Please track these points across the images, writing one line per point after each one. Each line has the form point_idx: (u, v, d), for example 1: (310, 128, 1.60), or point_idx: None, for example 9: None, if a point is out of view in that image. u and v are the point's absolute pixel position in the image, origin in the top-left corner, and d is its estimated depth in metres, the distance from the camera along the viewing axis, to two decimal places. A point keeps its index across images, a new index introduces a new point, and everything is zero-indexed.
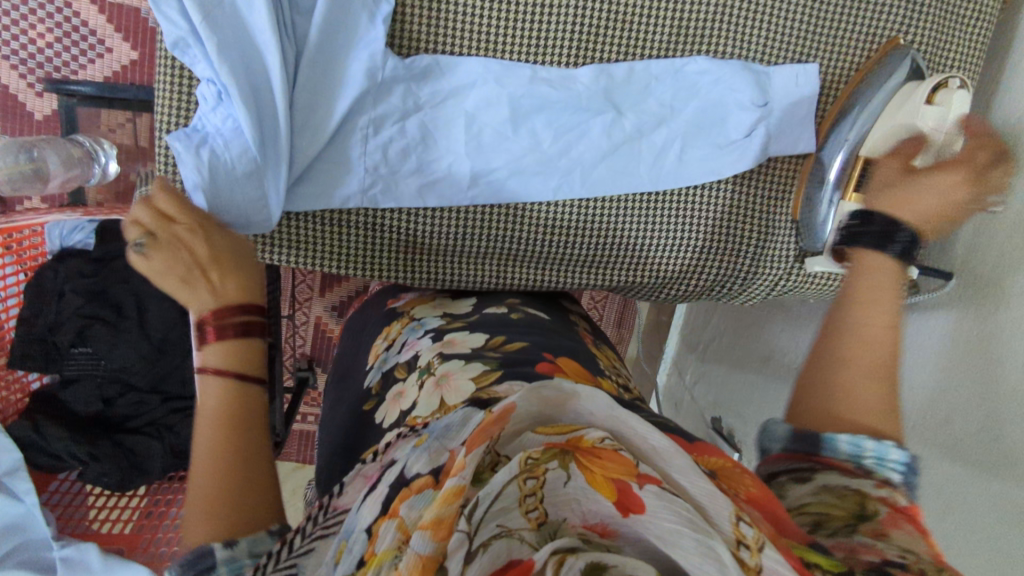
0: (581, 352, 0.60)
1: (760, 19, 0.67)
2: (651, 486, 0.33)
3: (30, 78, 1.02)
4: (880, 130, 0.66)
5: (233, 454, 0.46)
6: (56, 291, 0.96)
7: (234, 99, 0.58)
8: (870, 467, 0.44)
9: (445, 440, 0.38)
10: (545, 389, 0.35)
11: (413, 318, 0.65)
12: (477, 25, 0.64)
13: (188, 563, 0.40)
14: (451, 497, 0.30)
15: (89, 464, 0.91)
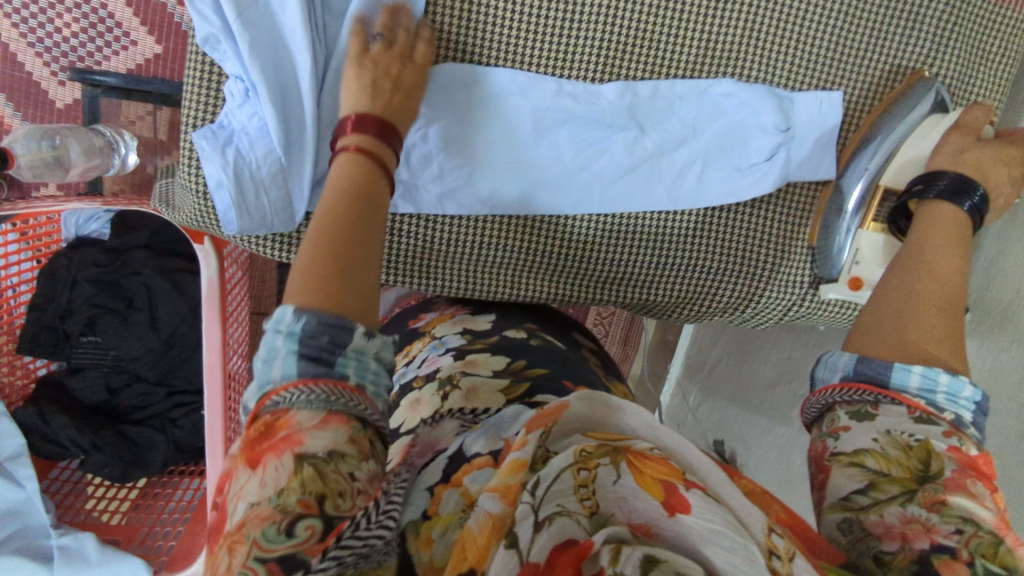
0: (595, 383, 0.64)
1: (786, 44, 0.67)
2: (695, 490, 0.37)
3: (55, 66, 1.03)
4: (903, 158, 0.66)
5: (344, 246, 0.45)
6: (69, 280, 0.96)
7: (263, 97, 0.58)
8: (941, 403, 0.47)
9: (500, 431, 0.47)
10: (596, 397, 0.43)
11: (435, 335, 0.68)
12: (505, 36, 0.65)
13: (324, 335, 0.40)
14: (518, 467, 0.38)
15: (92, 454, 0.92)
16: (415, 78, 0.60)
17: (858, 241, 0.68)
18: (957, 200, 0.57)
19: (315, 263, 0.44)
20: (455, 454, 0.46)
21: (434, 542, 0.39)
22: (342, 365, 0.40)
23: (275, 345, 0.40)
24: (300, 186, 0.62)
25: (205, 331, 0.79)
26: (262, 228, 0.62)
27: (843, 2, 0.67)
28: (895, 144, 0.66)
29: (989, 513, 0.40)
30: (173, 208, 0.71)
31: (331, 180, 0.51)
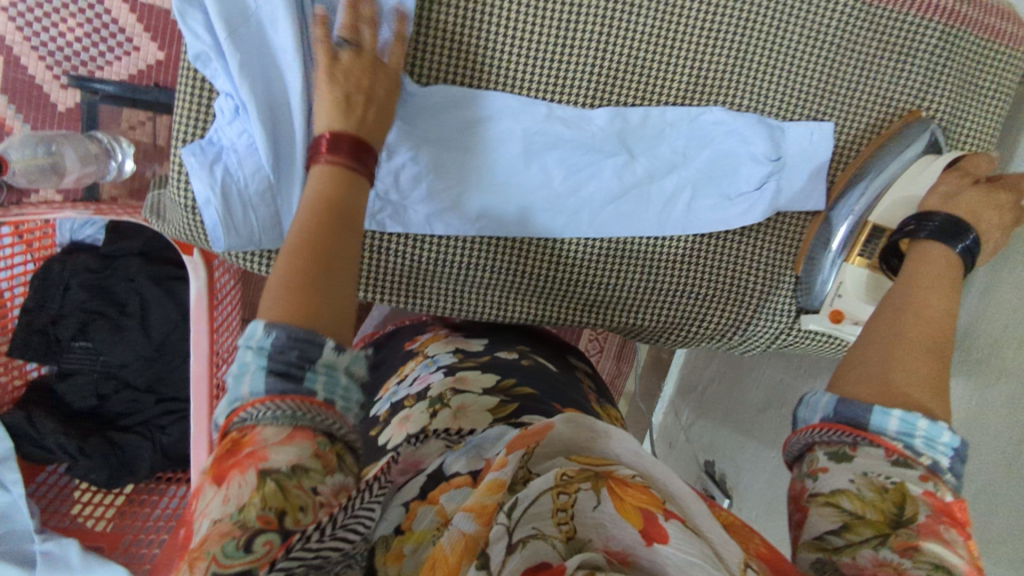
0: (586, 407, 0.64)
1: (779, 74, 0.68)
2: (674, 520, 0.36)
3: (57, 70, 1.04)
4: (891, 199, 0.66)
5: (317, 259, 0.45)
6: (62, 283, 0.96)
7: (252, 116, 0.59)
8: (918, 449, 0.45)
9: (482, 450, 0.48)
10: (584, 420, 0.42)
11: (428, 354, 0.69)
12: (499, 59, 0.65)
13: (291, 360, 0.40)
14: (495, 488, 0.38)
15: (79, 460, 0.92)
16: (386, 86, 0.58)
17: (843, 275, 0.68)
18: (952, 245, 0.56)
19: (290, 273, 0.44)
20: (436, 472, 0.47)
21: (404, 557, 0.40)
22: (310, 381, 0.40)
23: (249, 362, 0.41)
24: (288, 204, 0.62)
25: (191, 340, 0.79)
26: (250, 245, 0.63)
27: (838, 34, 0.67)
28: (885, 182, 0.67)
29: (964, 562, 0.39)
30: (163, 220, 0.72)
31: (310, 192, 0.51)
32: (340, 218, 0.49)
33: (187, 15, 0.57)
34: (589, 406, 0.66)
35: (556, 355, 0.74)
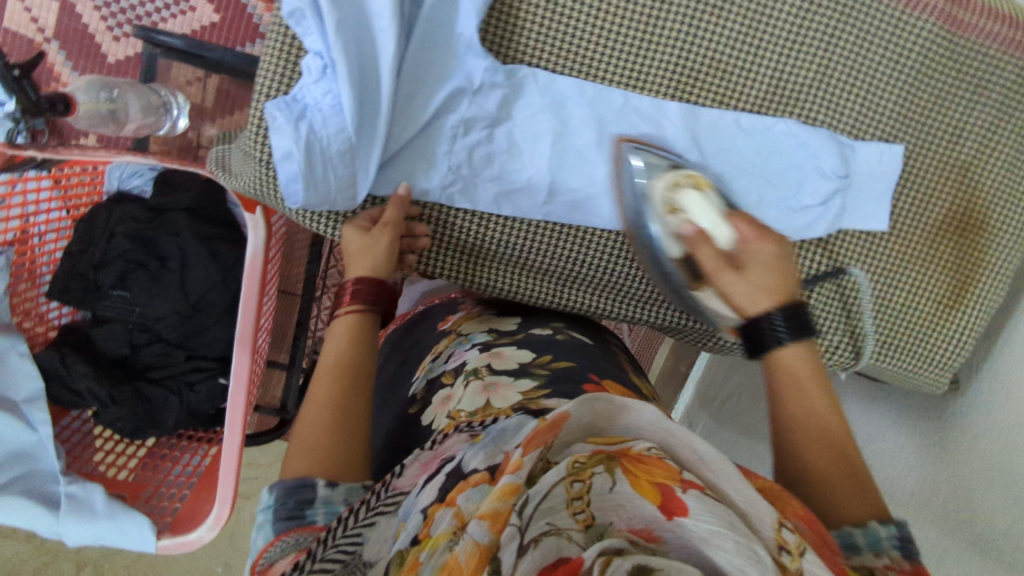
0: (617, 373, 0.65)
1: (855, 93, 0.68)
2: (692, 491, 0.39)
3: (110, 21, 1.04)
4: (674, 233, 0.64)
5: (323, 419, 0.55)
6: (106, 233, 0.96)
7: (341, 76, 0.59)
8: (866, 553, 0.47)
9: (501, 443, 0.45)
10: (599, 400, 0.41)
11: (462, 334, 0.71)
12: (581, 50, 0.65)
13: (293, 496, 0.50)
14: (508, 493, 0.36)
15: (107, 407, 0.93)
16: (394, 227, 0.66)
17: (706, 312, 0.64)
18: (777, 340, 0.55)
19: (303, 443, 0.54)
20: (455, 470, 0.44)
21: (421, 564, 0.38)
22: (312, 514, 0.50)
23: (260, 517, 0.51)
24: (366, 166, 0.63)
25: (241, 300, 0.79)
26: (326, 207, 0.63)
27: (918, 59, 0.67)
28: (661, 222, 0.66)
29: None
30: (229, 174, 0.73)
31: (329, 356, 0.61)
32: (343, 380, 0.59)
33: None
34: (626, 377, 0.67)
35: (600, 336, 0.75)
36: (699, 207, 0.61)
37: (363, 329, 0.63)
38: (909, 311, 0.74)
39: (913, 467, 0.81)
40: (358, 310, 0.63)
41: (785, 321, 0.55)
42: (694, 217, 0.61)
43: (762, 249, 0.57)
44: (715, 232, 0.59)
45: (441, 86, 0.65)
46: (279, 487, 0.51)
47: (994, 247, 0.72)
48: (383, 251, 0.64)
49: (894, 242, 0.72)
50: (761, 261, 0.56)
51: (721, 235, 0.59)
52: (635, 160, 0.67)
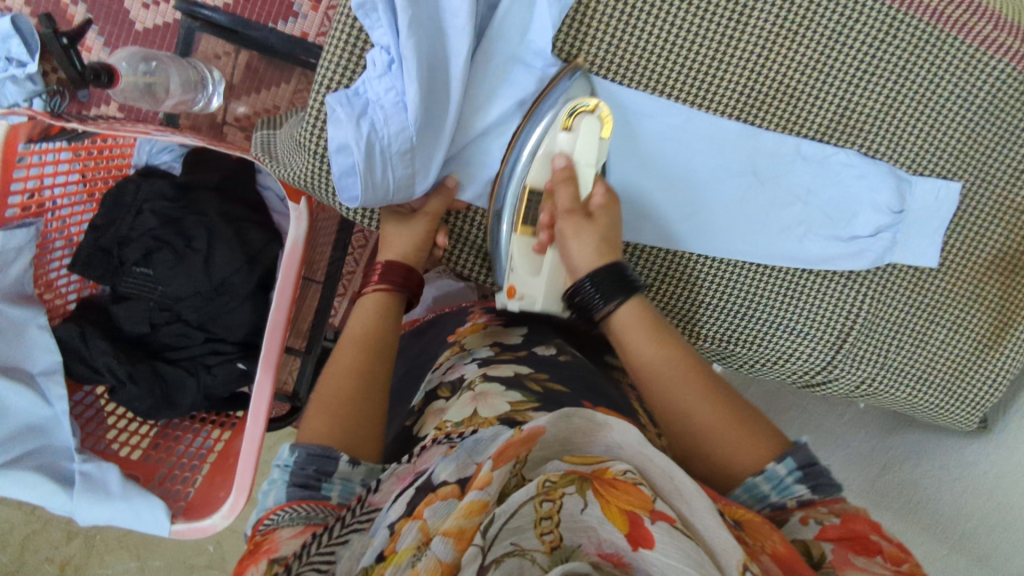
0: (618, 401, 0.62)
1: (919, 128, 0.68)
2: (661, 523, 0.36)
3: None
4: (546, 166, 0.63)
5: (365, 401, 0.54)
6: (134, 208, 0.95)
7: (409, 72, 0.57)
8: (778, 500, 0.51)
9: (474, 453, 0.43)
10: (574, 415, 0.42)
11: (464, 347, 0.70)
12: (650, 64, 0.64)
13: (316, 456, 0.48)
14: (475, 509, 0.35)
15: (126, 386, 0.91)
16: (428, 227, 0.64)
17: (511, 248, 0.64)
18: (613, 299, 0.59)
19: (320, 415, 0.52)
20: (424, 483, 0.41)
21: None
22: (326, 488, 0.48)
23: (276, 474, 0.49)
24: (426, 167, 0.61)
25: (275, 291, 0.78)
26: (382, 203, 0.61)
27: (985, 100, 0.67)
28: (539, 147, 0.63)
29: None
30: (273, 160, 0.71)
31: (359, 319, 0.60)
32: (376, 357, 0.58)
33: None
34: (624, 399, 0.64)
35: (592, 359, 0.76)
36: (586, 144, 0.61)
37: (394, 308, 0.62)
38: (951, 347, 0.73)
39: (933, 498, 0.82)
40: (388, 291, 0.62)
41: (597, 278, 0.59)
42: (579, 154, 0.62)
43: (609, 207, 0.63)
44: (582, 175, 0.62)
45: (504, 91, 0.63)
46: (302, 445, 0.49)
47: None
48: (422, 238, 0.64)
49: (945, 277, 0.72)
50: (609, 220, 0.62)
51: (587, 180, 0.62)
52: (576, 83, 0.63)
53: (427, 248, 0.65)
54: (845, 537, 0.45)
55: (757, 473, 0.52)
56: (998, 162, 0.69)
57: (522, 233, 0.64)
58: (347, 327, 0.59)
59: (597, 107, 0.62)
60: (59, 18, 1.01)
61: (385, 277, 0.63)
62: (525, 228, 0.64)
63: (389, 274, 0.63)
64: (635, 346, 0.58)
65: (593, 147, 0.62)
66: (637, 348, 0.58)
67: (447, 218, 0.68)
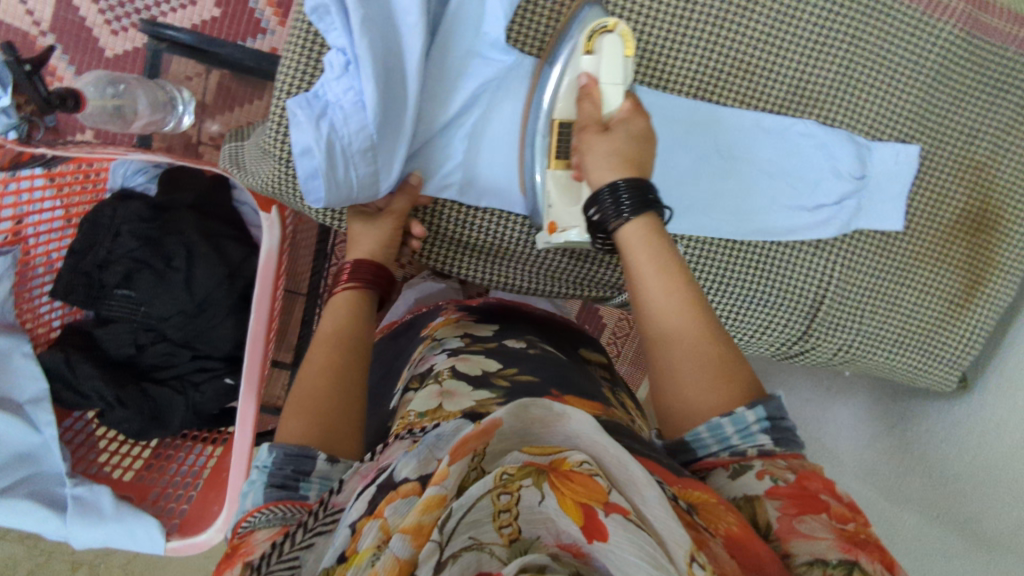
0: (587, 386, 0.64)
1: (875, 94, 0.69)
2: (616, 515, 0.35)
3: (110, 15, 1.03)
4: (570, 91, 0.61)
5: (339, 399, 0.55)
6: (111, 231, 0.95)
7: (365, 72, 0.58)
8: (738, 445, 0.48)
9: (434, 450, 0.43)
10: (531, 406, 0.41)
11: (436, 338, 0.73)
12: None
13: (294, 456, 0.49)
14: (433, 505, 0.36)
15: (114, 409, 0.91)
16: (392, 228, 0.65)
17: (549, 184, 0.63)
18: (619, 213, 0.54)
19: (299, 410, 0.53)
20: (386, 480, 0.42)
21: None
22: (304, 489, 0.48)
23: (254, 475, 0.49)
24: (389, 164, 0.62)
25: (253, 301, 0.78)
26: (347, 202, 0.62)
27: (939, 61, 0.68)
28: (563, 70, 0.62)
29: (827, 542, 0.40)
30: (243, 172, 0.72)
31: (333, 319, 0.61)
32: (350, 350, 0.59)
33: None
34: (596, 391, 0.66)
35: (570, 351, 0.76)
36: (610, 64, 0.59)
37: (367, 306, 0.63)
38: (924, 309, 0.74)
39: (912, 463, 0.84)
40: (358, 288, 0.63)
41: (628, 191, 0.54)
42: (601, 75, 0.59)
43: (635, 129, 0.57)
44: (605, 93, 0.59)
45: (463, 84, 0.64)
46: (280, 445, 0.50)
47: (1006, 249, 0.73)
48: (388, 237, 0.65)
49: (911, 238, 0.73)
50: (629, 133, 0.57)
51: (612, 98, 0.59)
52: (592, 11, 0.61)
53: (396, 246, 0.66)
54: (794, 496, 0.44)
55: (725, 414, 0.49)
56: (955, 122, 0.70)
57: (556, 167, 0.62)
58: (320, 325, 0.60)
59: (615, 26, 0.59)
60: (28, 50, 1.02)
61: (355, 276, 0.63)
62: (558, 160, 0.62)
63: (359, 272, 0.63)
64: (638, 277, 0.54)
65: (613, 61, 0.59)
66: (639, 276, 0.54)
67: (418, 214, 0.68)
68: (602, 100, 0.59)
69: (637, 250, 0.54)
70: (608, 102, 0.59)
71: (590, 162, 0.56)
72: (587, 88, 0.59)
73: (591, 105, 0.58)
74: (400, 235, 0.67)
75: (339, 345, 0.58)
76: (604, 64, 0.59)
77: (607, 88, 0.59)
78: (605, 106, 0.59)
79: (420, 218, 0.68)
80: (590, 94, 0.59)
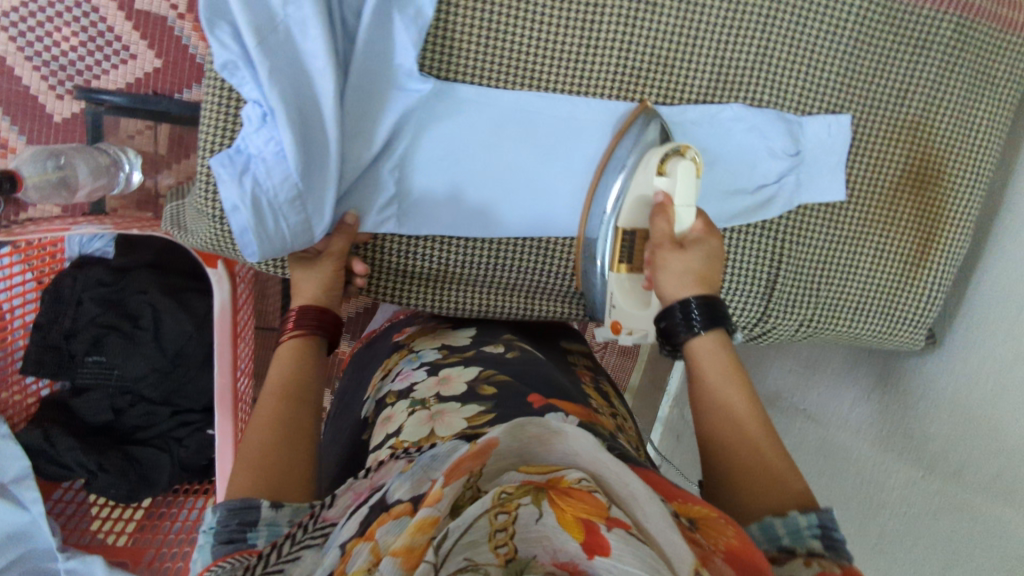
0: (571, 388, 0.63)
1: (800, 71, 0.69)
2: (618, 530, 0.35)
3: (53, 81, 1.01)
4: (635, 206, 0.66)
5: (288, 447, 0.54)
6: (74, 300, 0.95)
7: (281, 122, 0.58)
8: (789, 546, 0.45)
9: (429, 470, 0.42)
10: (527, 425, 0.41)
11: (412, 349, 0.70)
12: (522, 63, 0.65)
13: (236, 510, 0.48)
14: (426, 526, 0.34)
15: (98, 475, 0.91)
16: (331, 269, 0.65)
17: (613, 286, 0.67)
18: (690, 328, 0.57)
19: (254, 458, 0.53)
20: (377, 501, 0.41)
21: None
22: (252, 537, 0.47)
23: (204, 538, 0.48)
24: (321, 210, 0.62)
25: (215, 354, 0.78)
26: (280, 253, 0.62)
27: (857, 29, 0.68)
28: (625, 188, 0.67)
29: None
30: (185, 232, 0.71)
31: (281, 363, 0.60)
32: (294, 394, 0.58)
33: (215, 27, 0.57)
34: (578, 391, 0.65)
35: (551, 347, 0.74)
36: (684, 187, 0.62)
37: (313, 350, 0.62)
38: (879, 273, 0.74)
39: (896, 422, 0.84)
40: (303, 336, 0.62)
41: (699, 309, 0.57)
42: (676, 195, 0.62)
43: (706, 245, 0.61)
44: (678, 214, 0.62)
45: (384, 117, 0.63)
46: (219, 504, 0.49)
47: (952, 201, 0.73)
48: (328, 281, 0.65)
49: (855, 205, 0.73)
50: (703, 252, 0.60)
51: (684, 218, 0.62)
52: (650, 132, 0.67)
53: (338, 287, 0.66)
54: None
55: (776, 516, 0.48)
56: (881, 85, 0.70)
57: (621, 271, 0.67)
58: (271, 369, 0.60)
59: (686, 151, 0.64)
60: None
61: (299, 320, 0.63)
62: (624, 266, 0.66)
63: (304, 316, 0.63)
64: (702, 380, 0.57)
65: (680, 186, 0.62)
66: (702, 378, 0.57)
67: (360, 252, 0.69)
68: (676, 219, 0.62)
69: (708, 357, 0.57)
70: (679, 222, 0.62)
71: (665, 280, 0.60)
72: (658, 208, 0.63)
73: (663, 222, 0.61)
74: (343, 275, 0.67)
75: (287, 391, 0.58)
76: (675, 186, 0.62)
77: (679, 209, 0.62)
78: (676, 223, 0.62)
79: (363, 256, 0.69)
80: (663, 213, 0.62)
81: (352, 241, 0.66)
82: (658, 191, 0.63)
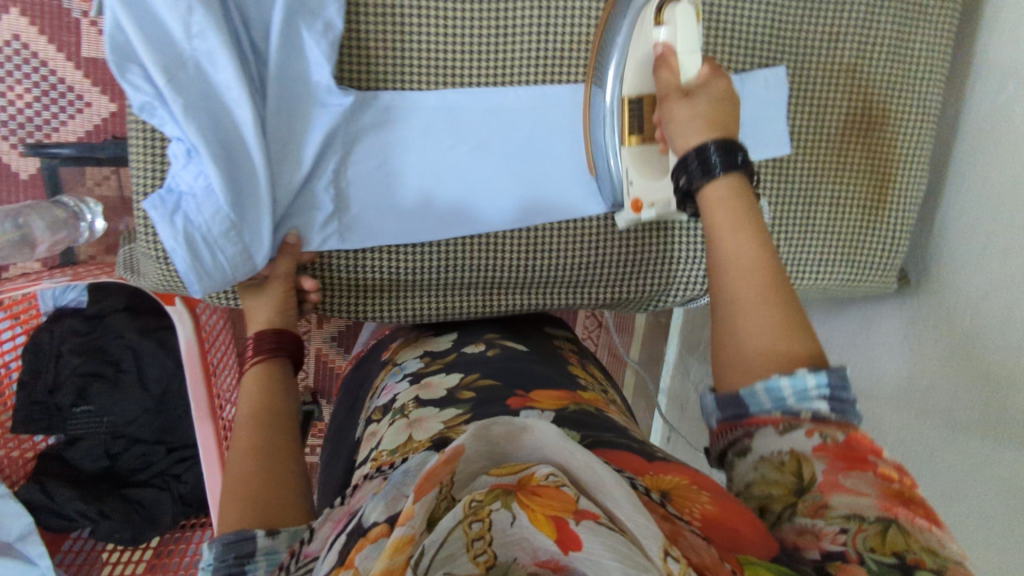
0: (553, 376, 0.62)
1: (729, 28, 0.68)
2: (588, 523, 0.31)
3: (13, 139, 1.00)
4: (635, 66, 0.64)
5: (263, 471, 0.53)
6: (53, 353, 0.95)
7: (204, 155, 0.58)
8: (794, 406, 0.45)
9: (401, 487, 0.38)
10: (493, 426, 0.34)
11: (396, 362, 0.69)
12: (443, 62, 0.66)
13: (232, 543, 0.46)
14: (403, 545, 0.29)
15: (101, 522, 0.92)
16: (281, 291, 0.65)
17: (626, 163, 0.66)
18: (708, 172, 0.54)
19: (232, 488, 0.52)
20: (354, 529, 0.36)
21: None
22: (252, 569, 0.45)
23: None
24: (259, 237, 0.61)
25: (189, 389, 0.78)
26: (221, 284, 0.61)
27: None
28: (621, 55, 0.65)
29: (869, 499, 0.39)
30: (139, 275, 0.71)
31: (247, 392, 0.60)
32: (268, 419, 0.58)
33: (126, 71, 0.56)
34: (564, 377, 0.63)
35: (531, 335, 0.73)
36: (685, 30, 0.60)
37: (279, 376, 0.62)
38: (839, 221, 0.73)
39: (884, 366, 0.82)
40: (264, 361, 0.62)
41: (715, 148, 0.54)
42: (678, 43, 0.60)
43: (720, 89, 0.58)
44: (683, 62, 0.60)
45: (311, 135, 0.63)
46: (214, 540, 0.46)
47: (900, 139, 0.72)
48: (280, 304, 0.65)
49: (807, 155, 0.71)
50: (710, 96, 0.57)
51: (691, 63, 0.60)
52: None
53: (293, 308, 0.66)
54: (843, 455, 0.42)
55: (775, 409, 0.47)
56: (810, 31, 0.69)
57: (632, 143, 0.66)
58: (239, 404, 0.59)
59: None
60: None
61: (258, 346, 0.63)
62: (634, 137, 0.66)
63: (264, 339, 0.63)
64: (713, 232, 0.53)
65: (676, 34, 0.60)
66: (713, 227, 0.53)
67: (311, 272, 0.68)
68: (680, 69, 0.60)
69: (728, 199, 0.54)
70: (683, 72, 0.59)
71: (676, 131, 0.57)
72: (660, 57, 0.61)
73: (667, 73, 0.59)
74: (293, 298, 0.66)
75: (254, 418, 0.58)
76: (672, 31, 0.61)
77: (683, 55, 0.60)
78: (681, 71, 0.60)
79: (315, 275, 0.68)
80: (665, 64, 0.60)
81: (299, 264, 0.66)
82: (659, 42, 0.61)
